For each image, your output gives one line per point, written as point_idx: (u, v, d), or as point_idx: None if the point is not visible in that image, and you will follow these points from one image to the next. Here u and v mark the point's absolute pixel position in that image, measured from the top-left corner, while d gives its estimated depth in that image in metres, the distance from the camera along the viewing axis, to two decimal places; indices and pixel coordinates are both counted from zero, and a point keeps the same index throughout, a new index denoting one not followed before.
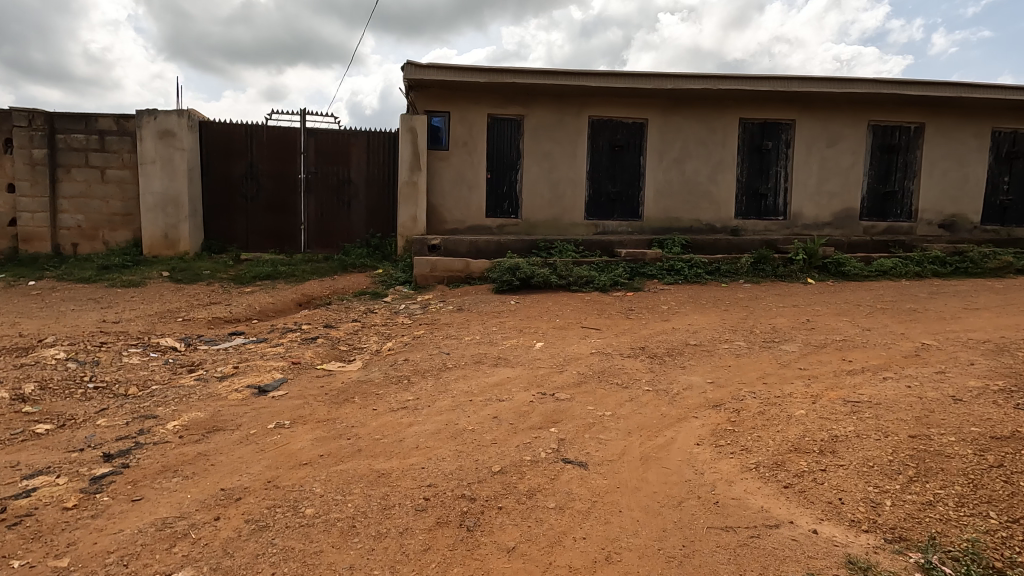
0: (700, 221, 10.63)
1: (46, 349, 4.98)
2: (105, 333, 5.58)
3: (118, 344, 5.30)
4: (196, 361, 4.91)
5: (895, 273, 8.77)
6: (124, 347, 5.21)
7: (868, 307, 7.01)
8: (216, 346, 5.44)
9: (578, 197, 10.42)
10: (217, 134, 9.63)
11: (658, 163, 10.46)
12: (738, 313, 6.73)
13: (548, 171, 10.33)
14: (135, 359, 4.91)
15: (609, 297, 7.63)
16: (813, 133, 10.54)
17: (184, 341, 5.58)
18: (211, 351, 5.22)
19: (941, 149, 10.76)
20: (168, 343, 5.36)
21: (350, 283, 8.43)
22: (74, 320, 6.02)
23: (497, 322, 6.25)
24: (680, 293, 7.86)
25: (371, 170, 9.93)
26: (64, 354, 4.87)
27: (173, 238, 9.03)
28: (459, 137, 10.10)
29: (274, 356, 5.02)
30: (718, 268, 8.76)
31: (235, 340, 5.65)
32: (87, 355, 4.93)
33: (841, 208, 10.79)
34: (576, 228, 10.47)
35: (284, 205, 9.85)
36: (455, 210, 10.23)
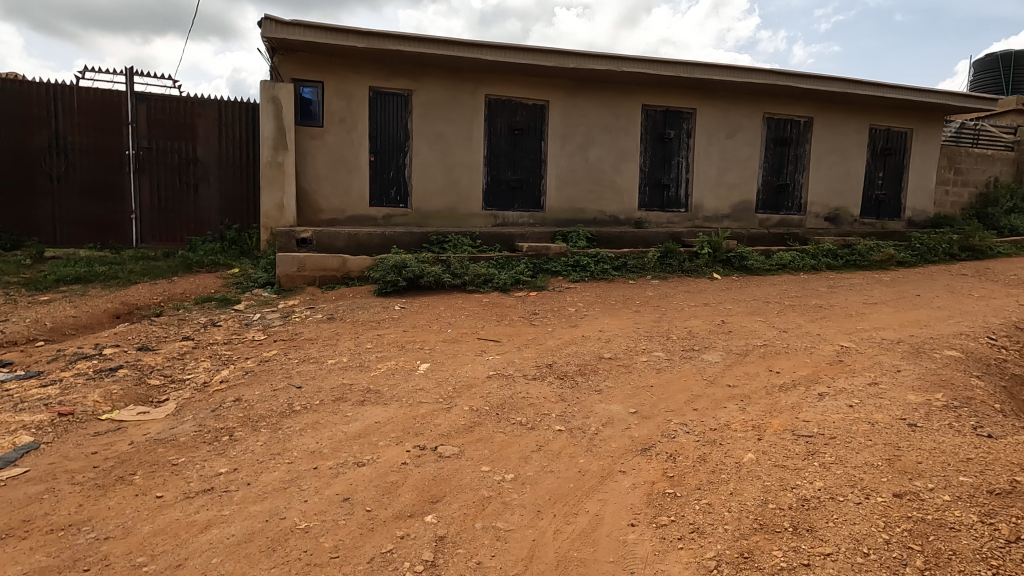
0: (604, 212, 10.04)
1: None
2: None
3: None
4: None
5: (794, 267, 8.70)
6: None
7: (777, 305, 6.69)
8: None
9: (476, 184, 9.40)
10: (7, 95, 7.48)
11: (560, 150, 9.71)
12: (651, 315, 6.09)
13: (441, 155, 9.20)
14: None
15: (510, 299, 6.73)
16: (712, 123, 10.33)
17: None
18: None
19: (827, 144, 11.04)
20: None
21: (194, 286, 6.80)
22: None
23: (376, 335, 5.08)
24: (587, 292, 7.13)
25: (224, 148, 8.21)
26: None
27: None
28: (335, 112, 8.67)
29: (36, 402, 3.50)
30: (625, 264, 8.17)
31: None
32: None
33: (739, 200, 10.72)
34: (474, 219, 9.46)
35: (108, 188, 7.87)
36: (332, 198, 8.81)
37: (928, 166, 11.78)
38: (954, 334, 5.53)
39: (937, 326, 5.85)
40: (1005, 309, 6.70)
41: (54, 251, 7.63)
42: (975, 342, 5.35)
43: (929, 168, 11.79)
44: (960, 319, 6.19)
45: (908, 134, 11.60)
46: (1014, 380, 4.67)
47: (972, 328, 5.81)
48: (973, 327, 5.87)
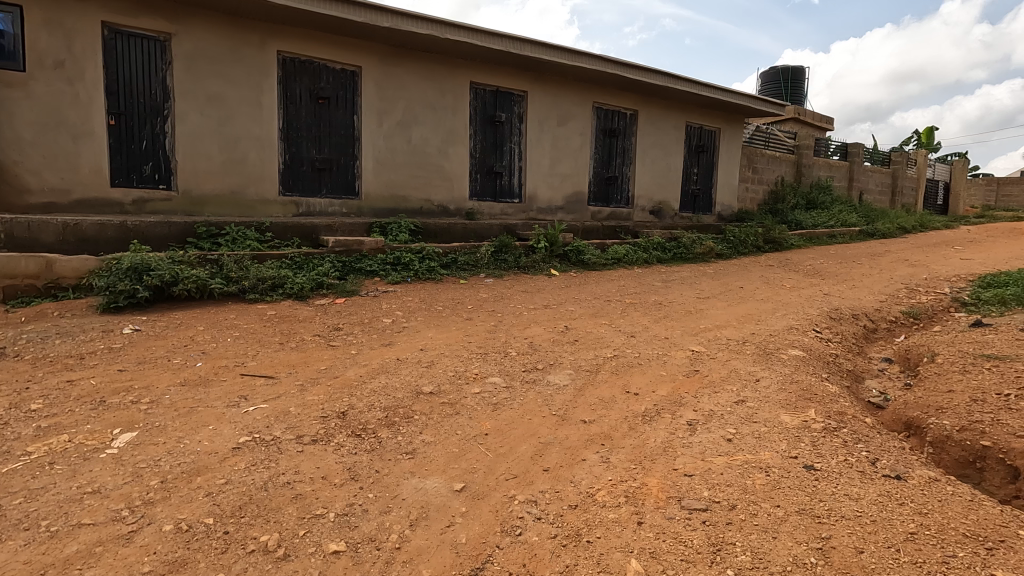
0: (431, 201, 8.82)
1: None
2: None
3: None
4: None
5: (628, 261, 8.40)
6: None
7: (618, 304, 6.13)
8: None
9: (269, 164, 7.51)
10: None
11: (377, 127, 8.24)
12: (486, 324, 5.04)
13: (218, 123, 7.14)
14: None
15: (307, 310, 5.17)
16: (544, 108, 9.71)
17: None
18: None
19: (650, 137, 11.17)
20: None
21: None
22: None
23: (66, 382, 3.23)
24: (410, 296, 5.86)
25: None
26: None
27: None
28: (46, 53, 6.16)
29: None
30: (454, 261, 7.05)
31: None
32: None
33: (572, 192, 10.29)
34: (268, 207, 7.58)
35: None
36: (47, 173, 6.29)
37: (733, 165, 12.66)
38: (787, 329, 5.40)
39: (769, 321, 5.72)
40: (815, 299, 6.99)
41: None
42: (808, 337, 5.24)
43: (733, 166, 12.67)
44: (785, 312, 6.21)
45: (717, 133, 12.31)
46: (850, 377, 4.53)
47: (798, 322, 5.79)
48: (799, 320, 5.87)
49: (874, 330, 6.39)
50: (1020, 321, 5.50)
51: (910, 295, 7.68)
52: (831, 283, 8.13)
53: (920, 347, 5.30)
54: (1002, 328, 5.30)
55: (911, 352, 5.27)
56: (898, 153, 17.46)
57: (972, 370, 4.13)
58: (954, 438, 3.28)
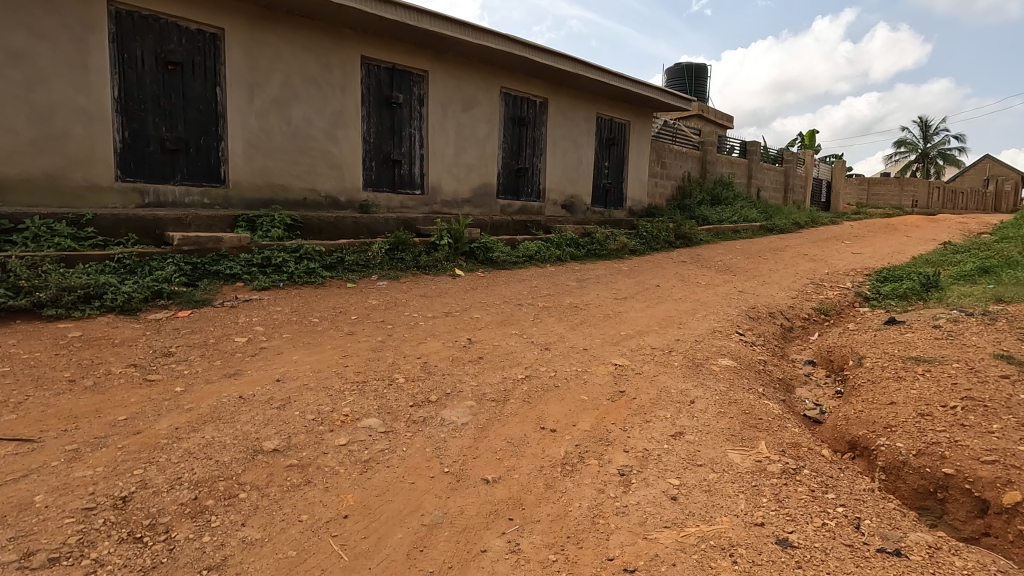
0: (318, 192, 7.65)
1: None
2: None
3: None
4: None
5: (540, 258, 7.75)
6: None
7: (530, 308, 5.42)
8: None
9: (101, 142, 6.02)
10: None
11: (247, 102, 6.94)
12: (371, 340, 4.12)
13: (24, 88, 5.57)
14: None
15: (132, 328, 3.97)
16: (446, 91, 8.83)
17: None
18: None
19: (560, 128, 10.63)
20: None
21: None
22: None
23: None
24: (281, 304, 4.80)
25: None
26: None
27: None
28: None
29: None
30: (342, 261, 6.01)
31: None
32: None
33: (479, 184, 9.50)
34: (101, 196, 6.08)
35: None
36: None
37: (643, 159, 12.48)
38: (711, 333, 4.95)
39: (692, 324, 5.26)
40: (731, 298, 6.70)
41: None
42: (733, 341, 4.82)
43: (643, 161, 12.49)
44: (706, 313, 5.81)
45: (627, 126, 12.05)
46: (782, 387, 4.11)
47: (721, 324, 5.39)
48: (721, 321, 5.48)
49: (791, 328, 6.18)
50: (929, 317, 5.44)
51: (817, 291, 7.67)
52: (742, 279, 7.97)
53: (841, 349, 5.06)
54: (915, 326, 5.18)
55: (834, 354, 5.01)
56: (790, 152, 18.37)
57: (905, 376, 3.83)
58: (912, 465, 2.87)
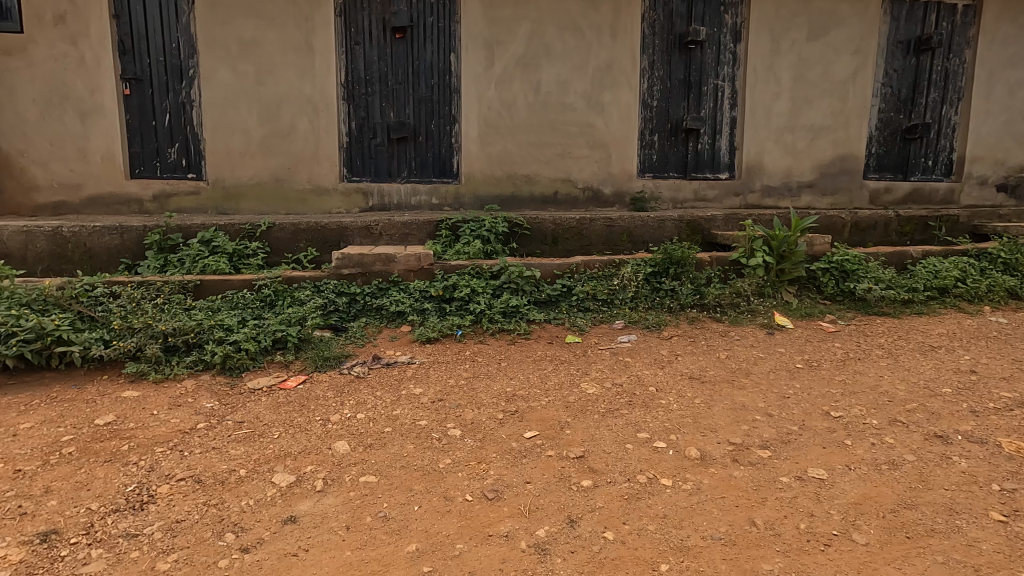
0: (572, 182, 5.50)
1: None
2: None
3: None
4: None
5: (965, 294, 3.89)
6: None
7: (979, 460, 2.07)
8: None
9: (325, 136, 5.17)
10: None
11: (486, 68, 5.23)
12: (517, 543, 1.66)
13: (255, 82, 5.04)
14: None
15: (180, 415, 2.50)
16: (781, 12, 5.51)
17: None
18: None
19: (1005, 48, 5.91)
20: None
21: None
22: None
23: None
24: (432, 380, 2.76)
25: None
26: None
27: None
28: (44, 4, 4.71)
29: None
30: (569, 293, 3.70)
31: None
32: None
33: (831, 156, 5.86)
34: (326, 199, 5.26)
35: None
36: (53, 165, 4.92)
37: None
38: None
39: None
40: None
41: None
42: None
43: None
44: None
45: None
46: None
47: None
48: None
49: None
50: None
51: None
52: None
53: None
54: None
55: None
56: None
57: None
58: None
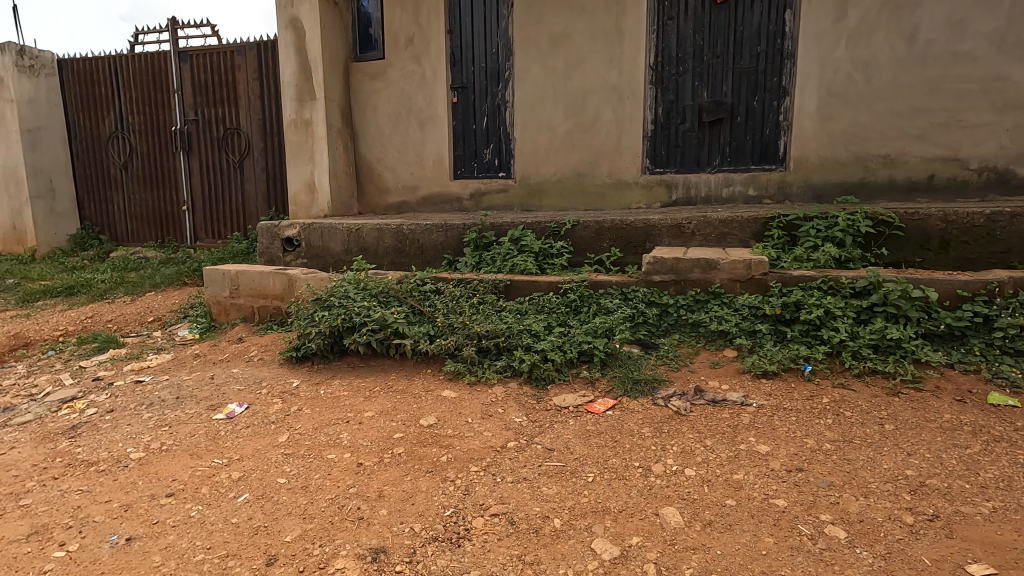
0: (958, 160, 4.01)
1: None
2: None
3: None
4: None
5: None
6: None
7: None
8: None
9: (629, 126, 4.81)
10: (79, 78, 6.71)
11: (836, 21, 4.16)
12: None
13: (563, 76, 4.96)
14: None
15: (490, 428, 2.38)
16: None
17: None
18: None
19: None
20: None
21: (139, 312, 4.72)
22: None
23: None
24: (780, 435, 2.08)
25: (267, 109, 5.98)
26: None
27: (21, 228, 6.66)
28: (399, 31, 5.45)
29: None
30: (985, 326, 2.52)
31: None
32: None
33: None
34: (625, 194, 4.90)
35: (161, 175, 6.56)
36: (399, 170, 5.73)
37: None
38: None
39: None
40: None
41: (115, 251, 6.74)
42: None
43: None
44: None
45: None
46: None
47: None
48: None
49: None
50: None
51: None
52: None
53: None
54: None
55: None
56: None
57: None
58: None
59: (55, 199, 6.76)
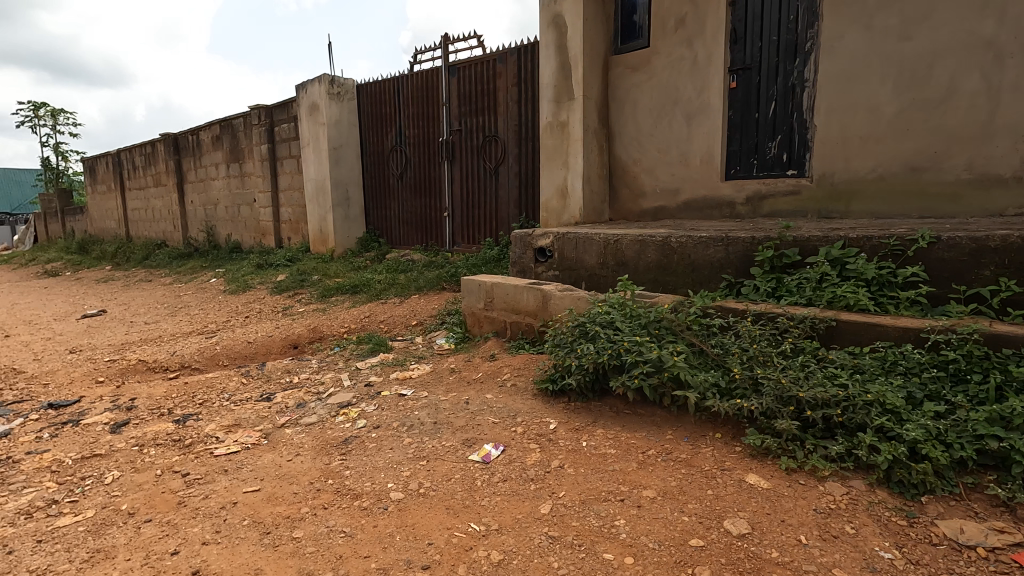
0: None
1: None
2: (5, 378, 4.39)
3: None
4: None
5: None
6: None
7: None
8: None
9: (1011, 98, 3.47)
10: (372, 100, 7.64)
11: None
12: None
13: (897, 38, 3.76)
14: None
15: (840, 561, 1.58)
16: None
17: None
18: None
19: None
20: None
21: (405, 316, 4.99)
22: (66, 349, 5.16)
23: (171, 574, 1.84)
24: None
25: (523, 114, 5.90)
26: None
27: (325, 232, 7.88)
28: (668, 12, 4.78)
29: None
30: None
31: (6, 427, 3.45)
32: None
33: None
34: (993, 192, 3.57)
35: (428, 184, 7.06)
36: (658, 171, 5.07)
37: None
38: None
39: None
40: None
41: (389, 252, 7.52)
42: None
43: None
44: None
45: None
46: None
47: None
48: None
49: None
50: None
51: None
52: None
53: None
54: None
55: None
56: None
57: None
58: None
59: (349, 206, 7.84)
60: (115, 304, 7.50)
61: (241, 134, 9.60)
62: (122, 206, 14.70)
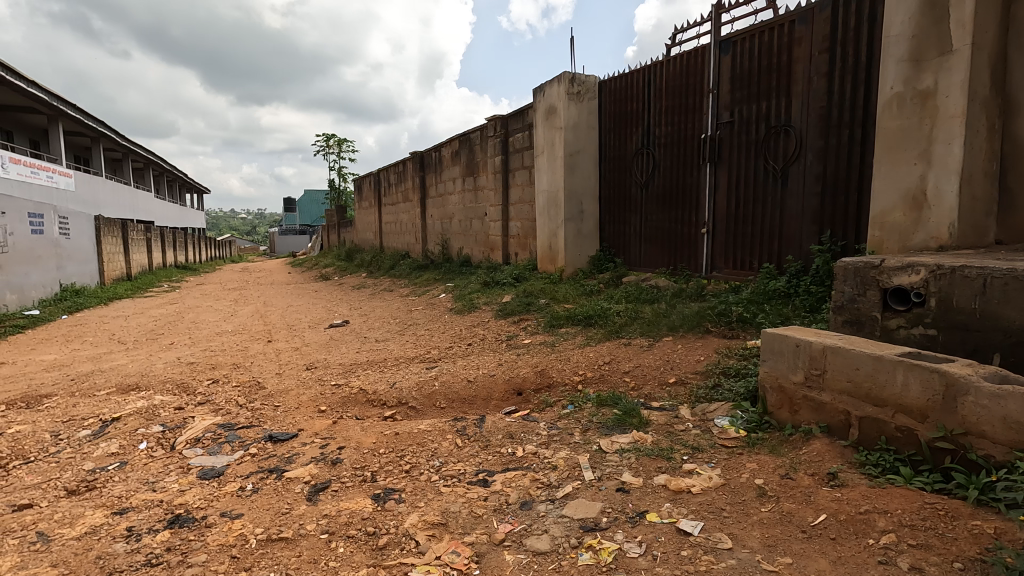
0: None
1: (169, 404, 4.25)
2: (247, 395, 4.34)
3: (202, 419, 3.91)
4: (43, 486, 3.07)
5: None
6: (182, 431, 3.74)
7: None
8: (189, 472, 3.12)
9: None
10: (615, 97, 6.59)
11: None
12: None
13: None
14: (106, 464, 3.33)
15: None
16: None
17: (221, 443, 3.50)
18: (103, 474, 3.18)
19: None
20: (187, 448, 3.47)
21: (657, 367, 3.71)
22: (305, 364, 5.11)
23: None
24: None
25: (837, 90, 4.15)
26: (142, 419, 3.94)
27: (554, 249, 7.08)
28: None
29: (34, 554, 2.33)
30: None
31: (223, 465, 3.14)
32: (147, 426, 3.83)
33: None
34: None
35: (682, 193, 5.68)
36: None
37: None
38: None
39: None
40: None
41: (626, 275, 6.33)
42: None
43: None
44: None
45: None
46: None
47: None
48: None
49: None
50: None
51: None
52: None
53: None
54: None
55: None
56: None
57: None
58: None
59: (582, 221, 6.90)
60: (357, 314, 7.76)
61: (478, 147, 9.49)
62: (380, 220, 16.41)
